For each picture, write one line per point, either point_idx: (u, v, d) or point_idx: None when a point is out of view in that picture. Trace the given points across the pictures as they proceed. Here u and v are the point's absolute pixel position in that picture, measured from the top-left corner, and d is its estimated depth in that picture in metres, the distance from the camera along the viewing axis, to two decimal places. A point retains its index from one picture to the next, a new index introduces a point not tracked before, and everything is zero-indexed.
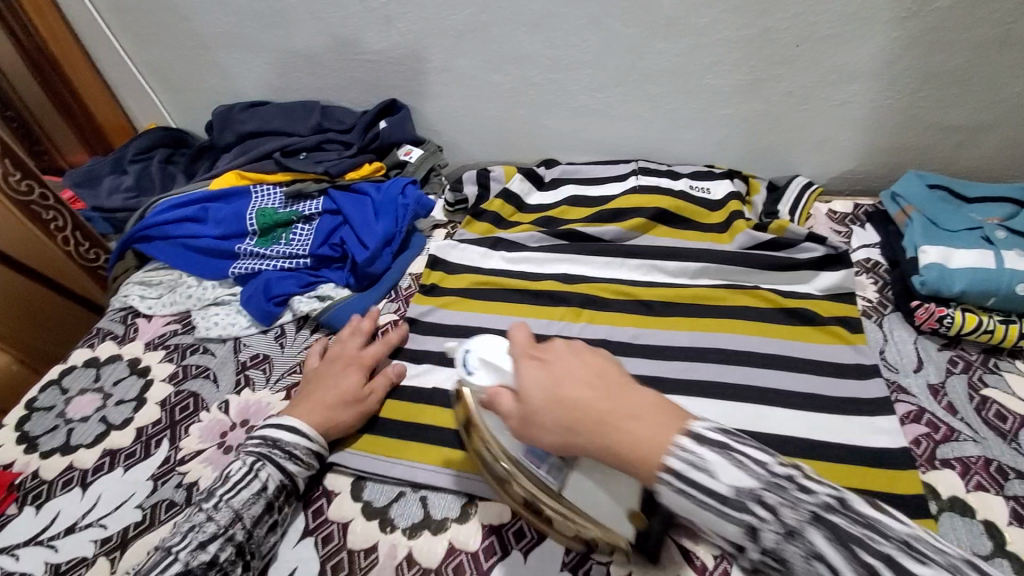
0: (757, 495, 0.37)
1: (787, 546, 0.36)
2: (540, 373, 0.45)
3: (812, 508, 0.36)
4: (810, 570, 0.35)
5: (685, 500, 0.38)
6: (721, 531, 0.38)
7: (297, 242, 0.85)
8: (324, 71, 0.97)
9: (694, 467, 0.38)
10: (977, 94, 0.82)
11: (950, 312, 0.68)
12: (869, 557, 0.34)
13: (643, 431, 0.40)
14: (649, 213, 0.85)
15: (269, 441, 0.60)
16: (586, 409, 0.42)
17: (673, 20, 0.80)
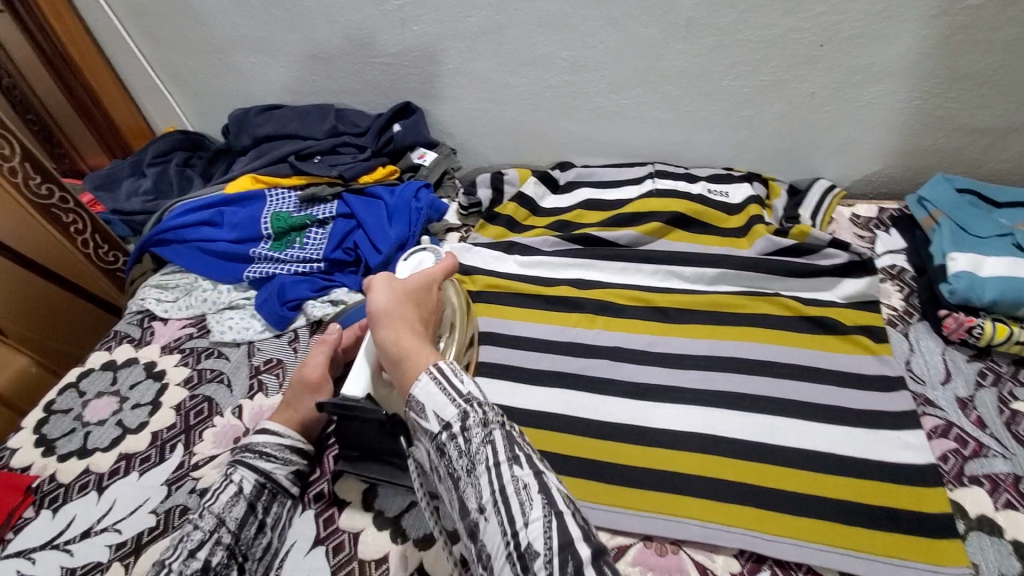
0: (479, 406, 0.48)
1: (478, 436, 0.47)
2: (388, 295, 0.59)
3: (503, 421, 0.49)
4: (480, 450, 0.46)
5: (432, 386, 0.50)
6: (443, 412, 0.48)
7: (311, 246, 0.86)
8: (339, 74, 0.97)
9: (451, 375, 0.50)
10: (1010, 94, 0.79)
11: (979, 322, 0.66)
12: (522, 453, 0.46)
13: (412, 344, 0.54)
14: (665, 217, 0.83)
15: (245, 444, 0.62)
16: (411, 319, 0.57)
17: (692, 20, 0.78)
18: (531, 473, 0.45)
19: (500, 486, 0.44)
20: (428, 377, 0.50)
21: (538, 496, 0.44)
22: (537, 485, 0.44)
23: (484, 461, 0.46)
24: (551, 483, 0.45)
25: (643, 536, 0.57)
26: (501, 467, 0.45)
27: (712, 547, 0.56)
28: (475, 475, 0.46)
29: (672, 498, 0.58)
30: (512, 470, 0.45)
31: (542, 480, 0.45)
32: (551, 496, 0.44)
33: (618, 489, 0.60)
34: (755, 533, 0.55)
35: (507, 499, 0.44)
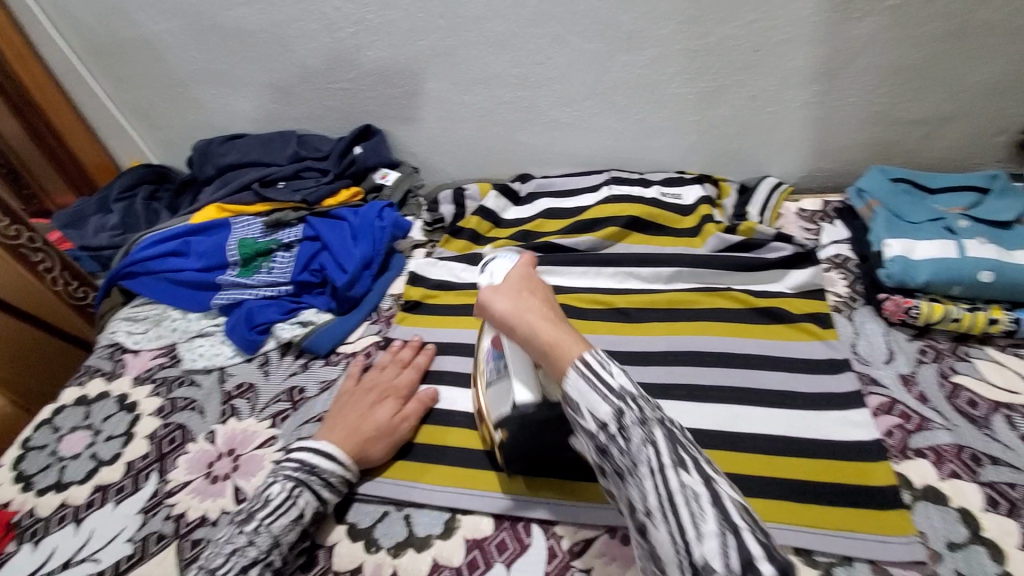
0: (641, 397, 0.46)
1: (637, 435, 0.44)
2: (506, 296, 0.56)
3: (662, 418, 0.45)
4: (643, 452, 0.43)
5: (581, 382, 0.46)
6: (595, 410, 0.45)
7: (278, 270, 0.87)
8: (300, 102, 1.00)
9: (602, 366, 0.46)
10: (937, 87, 0.84)
11: (916, 302, 0.69)
12: (687, 456, 0.43)
13: (552, 332, 0.51)
14: (621, 221, 0.87)
15: (308, 464, 0.60)
16: (541, 308, 0.54)
17: (633, 33, 0.82)
18: (702, 482, 0.41)
19: (668, 490, 0.41)
20: (575, 373, 0.46)
21: (711, 507, 0.40)
22: (709, 495, 0.40)
23: (647, 463, 0.43)
24: (726, 496, 0.41)
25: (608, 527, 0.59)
26: (665, 468, 0.42)
27: None
28: (637, 477, 0.44)
29: None
30: (677, 475, 0.42)
31: (714, 489, 0.41)
32: (723, 507, 0.40)
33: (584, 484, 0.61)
34: None
35: (676, 507, 0.41)
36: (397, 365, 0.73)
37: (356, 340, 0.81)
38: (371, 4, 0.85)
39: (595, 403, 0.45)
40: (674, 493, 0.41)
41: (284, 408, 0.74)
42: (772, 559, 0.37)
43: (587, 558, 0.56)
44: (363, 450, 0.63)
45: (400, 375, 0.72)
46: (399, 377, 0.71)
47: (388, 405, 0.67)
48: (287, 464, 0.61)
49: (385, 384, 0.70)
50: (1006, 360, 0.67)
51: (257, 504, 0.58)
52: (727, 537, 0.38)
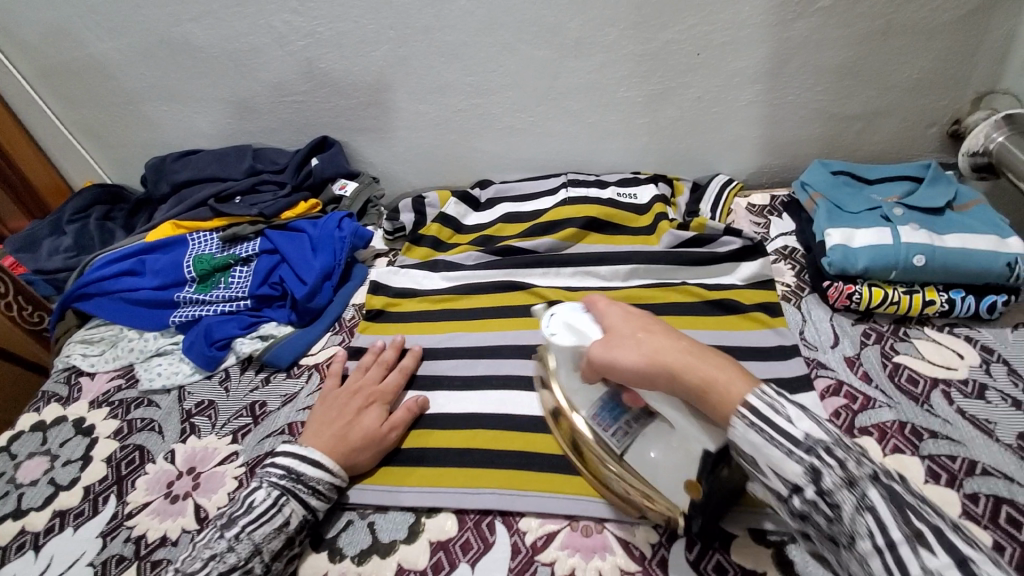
0: (851, 450, 0.43)
1: (850, 500, 0.40)
2: (625, 344, 0.50)
3: (878, 476, 0.41)
4: (860, 523, 0.39)
5: (754, 433, 0.44)
6: (781, 468, 0.43)
7: (237, 285, 0.87)
8: (254, 115, 0.99)
9: (771, 408, 0.44)
10: (871, 83, 0.88)
11: (857, 288, 0.73)
12: (924, 525, 0.38)
13: (703, 369, 0.47)
14: (578, 223, 0.89)
15: (293, 471, 0.60)
16: (677, 348, 0.49)
17: (580, 40, 0.85)
18: (956, 564, 0.36)
19: (909, 574, 0.37)
20: (743, 423, 0.44)
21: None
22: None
23: (869, 535, 0.39)
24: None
25: (570, 521, 0.60)
26: (895, 544, 0.38)
27: (633, 520, 0.59)
28: (856, 554, 0.40)
29: None
30: (915, 551, 0.37)
31: (972, 568, 0.36)
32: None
33: (546, 477, 0.62)
34: None
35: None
36: (380, 367, 0.73)
37: (318, 351, 0.81)
38: (321, 16, 0.85)
39: (790, 464, 0.43)
40: (916, 574, 0.37)
41: (246, 423, 0.73)
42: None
43: (550, 552, 0.57)
44: (351, 458, 0.63)
45: (385, 380, 0.72)
46: (384, 381, 0.72)
47: (375, 413, 0.67)
48: (272, 470, 0.60)
49: (371, 389, 0.70)
50: (942, 339, 0.71)
51: (239, 509, 0.58)
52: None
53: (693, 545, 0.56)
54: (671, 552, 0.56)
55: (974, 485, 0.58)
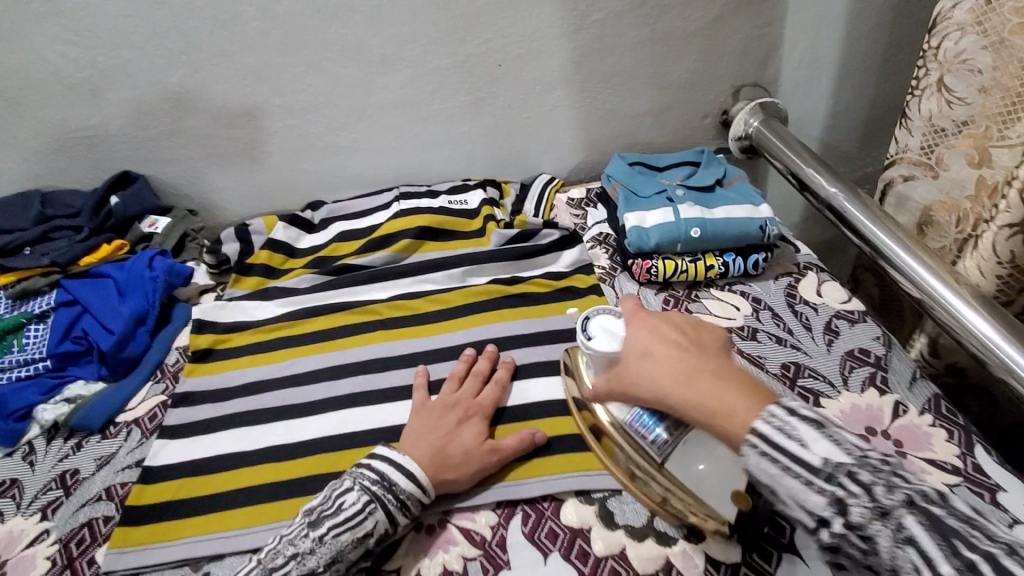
0: (878, 470, 0.40)
1: (885, 532, 0.38)
2: (641, 365, 0.53)
3: (909, 497, 0.39)
4: (901, 555, 0.37)
5: (769, 464, 0.42)
6: (805, 502, 0.41)
7: (33, 345, 0.77)
8: (31, 155, 0.88)
9: (783, 432, 0.43)
10: (653, 84, 1.01)
11: (654, 262, 0.83)
12: (971, 552, 0.36)
13: (711, 395, 0.47)
14: (411, 233, 0.91)
15: (386, 479, 0.57)
16: (682, 369, 0.50)
17: (385, 57, 0.87)
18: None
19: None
20: (756, 451, 0.43)
21: None
22: None
23: (912, 564, 0.37)
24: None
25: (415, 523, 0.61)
26: None
27: (474, 508, 0.62)
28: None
29: None
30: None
31: None
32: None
33: None
34: (508, 482, 0.63)
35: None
36: (476, 379, 0.70)
37: (137, 405, 0.74)
38: (96, 44, 0.79)
39: (814, 488, 0.40)
40: None
41: (57, 496, 0.66)
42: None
43: (396, 559, 0.59)
44: (451, 471, 0.60)
45: (482, 394, 0.69)
46: (481, 394, 0.69)
47: (476, 427, 0.64)
48: (365, 473, 0.58)
49: (467, 403, 0.67)
50: (724, 296, 0.84)
51: (329, 506, 0.56)
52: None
53: (528, 518, 0.61)
54: (509, 529, 0.60)
55: None
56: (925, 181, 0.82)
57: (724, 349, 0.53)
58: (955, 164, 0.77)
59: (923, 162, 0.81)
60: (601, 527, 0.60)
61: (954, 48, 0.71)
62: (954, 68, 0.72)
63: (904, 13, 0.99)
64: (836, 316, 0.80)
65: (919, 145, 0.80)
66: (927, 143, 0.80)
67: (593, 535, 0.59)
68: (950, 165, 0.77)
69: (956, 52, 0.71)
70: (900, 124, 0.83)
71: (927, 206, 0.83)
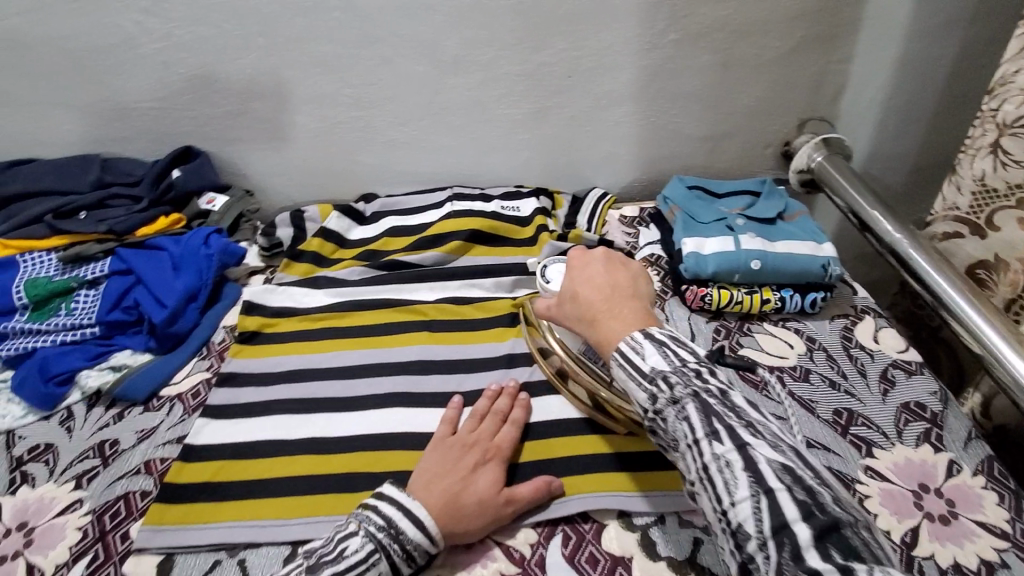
0: (684, 374, 0.50)
1: (671, 413, 0.50)
2: (574, 279, 0.65)
3: (697, 392, 0.49)
4: (679, 427, 0.49)
5: (621, 370, 0.53)
6: (635, 397, 0.52)
7: (81, 311, 0.77)
8: (100, 122, 0.89)
9: (634, 352, 0.53)
10: (718, 108, 1.00)
11: (708, 290, 0.81)
12: (721, 426, 0.47)
13: (610, 317, 0.59)
14: (463, 236, 0.91)
15: (394, 526, 0.54)
16: (599, 299, 0.61)
17: (458, 58, 0.87)
18: (736, 451, 0.45)
19: (703, 463, 0.46)
20: (613, 355, 0.55)
21: (745, 474, 0.44)
22: (740, 461, 0.45)
23: (686, 437, 0.48)
24: (763, 462, 0.44)
25: None
26: (701, 441, 0.47)
27: (514, 524, 0.61)
28: (680, 450, 0.49)
29: None
30: (710, 446, 0.46)
31: (749, 454, 0.45)
32: (758, 474, 0.44)
33: None
34: (548, 502, 0.62)
35: (711, 476, 0.46)
36: (496, 417, 0.66)
37: (181, 380, 0.75)
38: (179, 19, 0.80)
39: (649, 368, 0.52)
40: (709, 462, 0.46)
41: (93, 466, 0.66)
42: (806, 517, 0.41)
43: (432, 567, 0.58)
44: (461, 521, 0.56)
45: (500, 434, 0.65)
46: (499, 435, 0.65)
47: (492, 472, 0.60)
48: (372, 516, 0.55)
49: (485, 443, 0.63)
50: (778, 332, 0.82)
51: (331, 548, 0.53)
52: (759, 500, 0.43)
53: (569, 540, 0.60)
54: (549, 549, 0.59)
55: None
56: (972, 239, 0.81)
57: (635, 285, 0.64)
58: (1006, 227, 0.76)
59: (971, 220, 0.80)
60: (643, 557, 0.58)
61: (1013, 113, 0.70)
62: (1011, 132, 0.71)
63: (973, 66, 0.99)
64: (892, 365, 0.78)
65: (967, 204, 0.80)
66: (977, 203, 0.79)
67: (635, 565, 0.58)
68: (1003, 227, 0.76)
69: (1014, 116, 0.70)
70: (947, 180, 0.82)
71: (976, 262, 0.81)
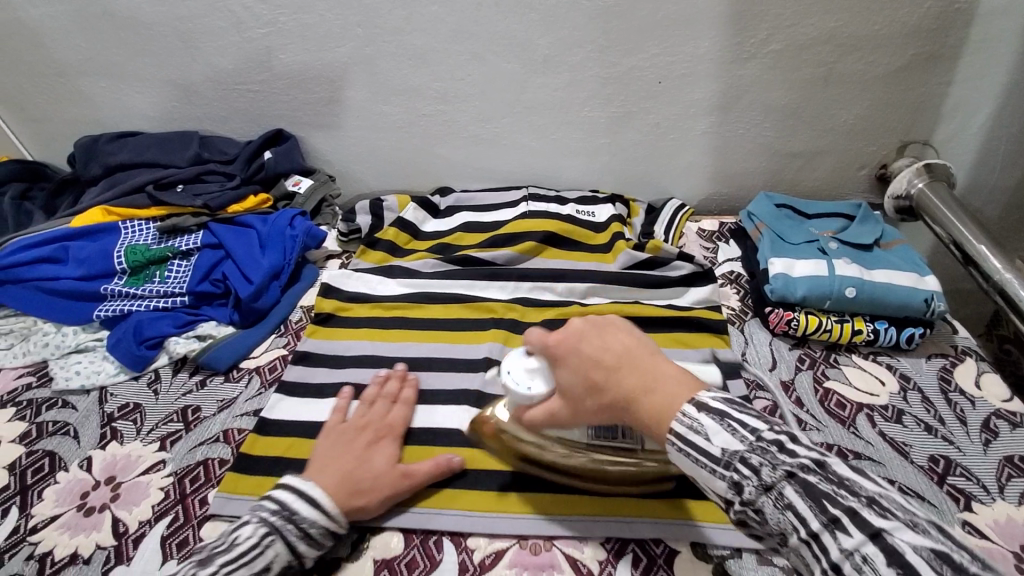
0: (765, 451, 0.42)
1: (769, 503, 0.41)
2: (569, 362, 0.51)
3: (792, 466, 0.41)
4: (783, 520, 0.40)
5: (683, 456, 0.44)
6: (712, 487, 0.44)
7: (174, 279, 0.81)
8: (203, 101, 0.93)
9: (691, 430, 0.44)
10: (813, 124, 0.95)
11: (795, 315, 0.78)
12: (837, 510, 0.38)
13: (647, 394, 0.47)
14: (538, 237, 0.89)
15: (288, 509, 0.54)
16: (620, 369, 0.48)
17: (549, 58, 0.86)
18: (871, 541, 0.36)
19: (832, 559, 0.37)
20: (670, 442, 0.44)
21: (891, 569, 0.35)
22: (879, 551, 0.36)
23: (795, 530, 0.40)
24: (907, 549, 0.35)
25: (520, 538, 0.59)
26: (818, 533, 0.38)
27: (581, 537, 0.59)
28: (792, 546, 0.41)
29: (542, 497, 0.61)
30: (834, 538, 0.38)
31: (887, 543, 0.36)
32: (905, 564, 0.35)
33: (490, 490, 0.62)
34: (616, 517, 0.59)
35: (847, 574, 0.37)
36: (386, 400, 0.68)
37: (260, 354, 0.77)
38: (285, 6, 0.82)
39: (727, 436, 0.43)
40: (839, 560, 0.37)
41: (176, 429, 0.68)
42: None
43: (497, 570, 0.57)
44: (363, 494, 0.57)
45: (389, 415, 0.66)
46: (389, 416, 0.66)
47: (386, 451, 0.62)
48: (265, 504, 0.55)
49: (376, 424, 0.64)
50: (867, 366, 0.77)
51: (219, 547, 0.52)
52: None
53: (638, 561, 0.57)
54: (617, 569, 0.56)
55: None
56: None
57: (638, 342, 0.50)
58: None
59: None
60: None
61: None
62: None
63: None
64: (994, 415, 0.71)
65: None
66: None
67: None
68: None
69: None
70: None
71: None
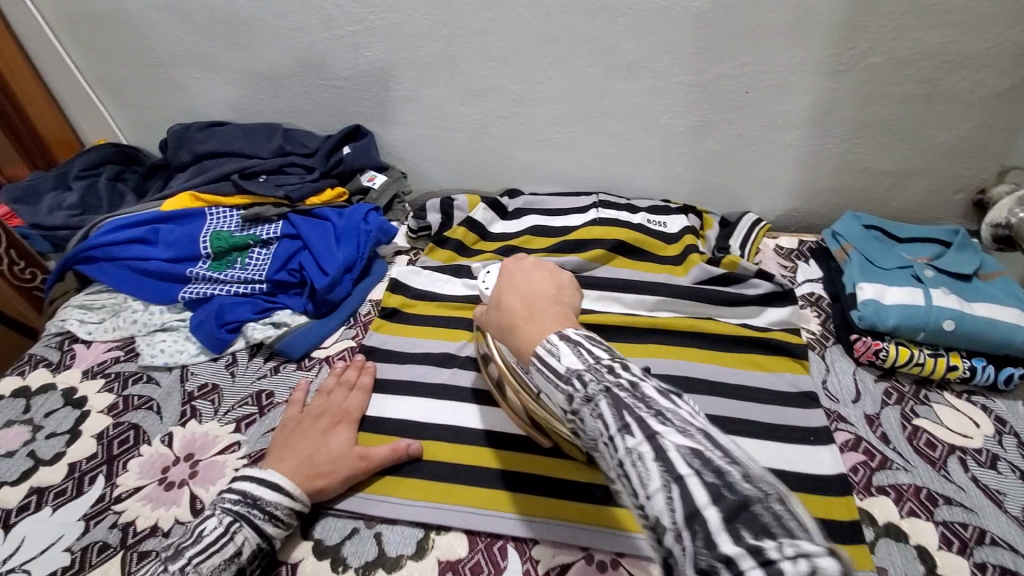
0: (599, 370, 0.40)
1: (588, 412, 0.40)
2: (501, 289, 0.54)
3: (616, 379, 0.40)
4: (596, 426, 0.39)
5: (540, 373, 0.44)
6: (554, 400, 0.43)
7: (254, 267, 0.84)
8: (288, 94, 0.96)
9: (550, 354, 0.43)
10: (909, 142, 0.89)
11: (884, 346, 0.73)
12: (632, 418, 0.37)
13: (533, 326, 0.48)
14: (609, 245, 0.88)
15: (250, 496, 0.56)
16: (527, 305, 0.50)
17: (632, 63, 0.84)
18: (647, 441, 0.35)
19: (618, 459, 0.37)
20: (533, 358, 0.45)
21: (656, 464, 0.34)
22: (653, 450, 0.35)
23: (602, 435, 0.38)
24: (671, 447, 0.34)
25: (585, 554, 0.58)
26: (613, 435, 0.37)
27: (649, 559, 0.57)
28: (602, 451, 0.40)
29: (605, 512, 0.59)
30: (623, 440, 0.36)
31: (660, 443, 0.35)
32: (667, 461, 0.34)
33: (550, 502, 0.60)
34: None
35: (627, 473, 0.36)
36: (344, 387, 0.70)
37: (331, 345, 0.79)
38: (374, 5, 0.83)
39: (575, 359, 0.42)
40: (624, 460, 0.36)
41: (250, 413, 0.70)
42: (717, 501, 0.31)
43: None
44: (321, 477, 0.59)
45: (348, 401, 0.69)
46: (348, 402, 0.69)
47: (343, 434, 0.64)
48: (227, 496, 0.56)
49: (334, 409, 0.67)
50: (961, 406, 0.71)
51: (188, 539, 0.54)
52: (670, 489, 0.33)
53: None
54: None
55: (983, 555, 0.58)
56: None
57: (562, 295, 0.53)
58: None
59: None
60: None
61: None
62: None
63: None
64: None
65: None
66: None
67: None
68: None
69: None
70: None
71: None
